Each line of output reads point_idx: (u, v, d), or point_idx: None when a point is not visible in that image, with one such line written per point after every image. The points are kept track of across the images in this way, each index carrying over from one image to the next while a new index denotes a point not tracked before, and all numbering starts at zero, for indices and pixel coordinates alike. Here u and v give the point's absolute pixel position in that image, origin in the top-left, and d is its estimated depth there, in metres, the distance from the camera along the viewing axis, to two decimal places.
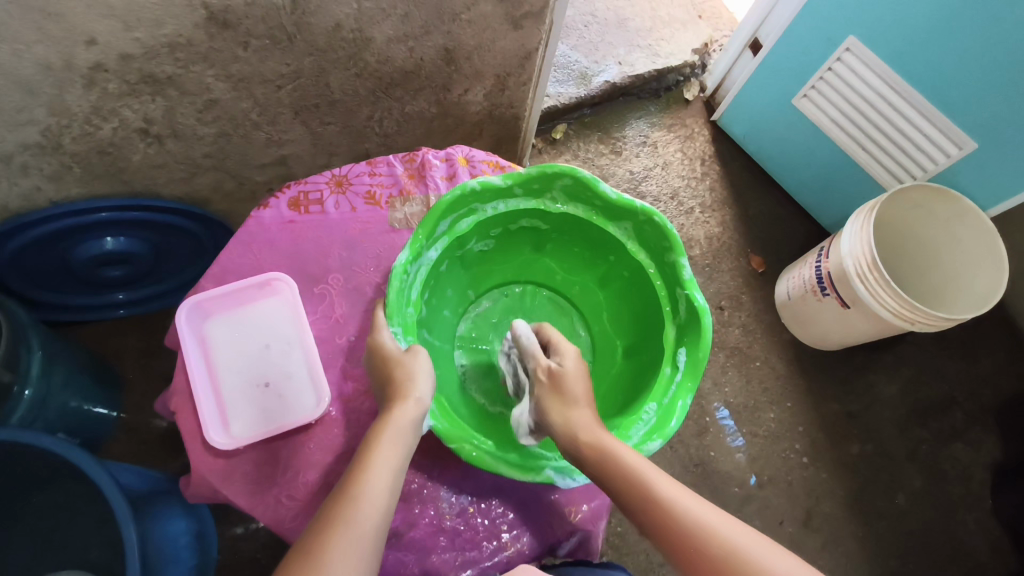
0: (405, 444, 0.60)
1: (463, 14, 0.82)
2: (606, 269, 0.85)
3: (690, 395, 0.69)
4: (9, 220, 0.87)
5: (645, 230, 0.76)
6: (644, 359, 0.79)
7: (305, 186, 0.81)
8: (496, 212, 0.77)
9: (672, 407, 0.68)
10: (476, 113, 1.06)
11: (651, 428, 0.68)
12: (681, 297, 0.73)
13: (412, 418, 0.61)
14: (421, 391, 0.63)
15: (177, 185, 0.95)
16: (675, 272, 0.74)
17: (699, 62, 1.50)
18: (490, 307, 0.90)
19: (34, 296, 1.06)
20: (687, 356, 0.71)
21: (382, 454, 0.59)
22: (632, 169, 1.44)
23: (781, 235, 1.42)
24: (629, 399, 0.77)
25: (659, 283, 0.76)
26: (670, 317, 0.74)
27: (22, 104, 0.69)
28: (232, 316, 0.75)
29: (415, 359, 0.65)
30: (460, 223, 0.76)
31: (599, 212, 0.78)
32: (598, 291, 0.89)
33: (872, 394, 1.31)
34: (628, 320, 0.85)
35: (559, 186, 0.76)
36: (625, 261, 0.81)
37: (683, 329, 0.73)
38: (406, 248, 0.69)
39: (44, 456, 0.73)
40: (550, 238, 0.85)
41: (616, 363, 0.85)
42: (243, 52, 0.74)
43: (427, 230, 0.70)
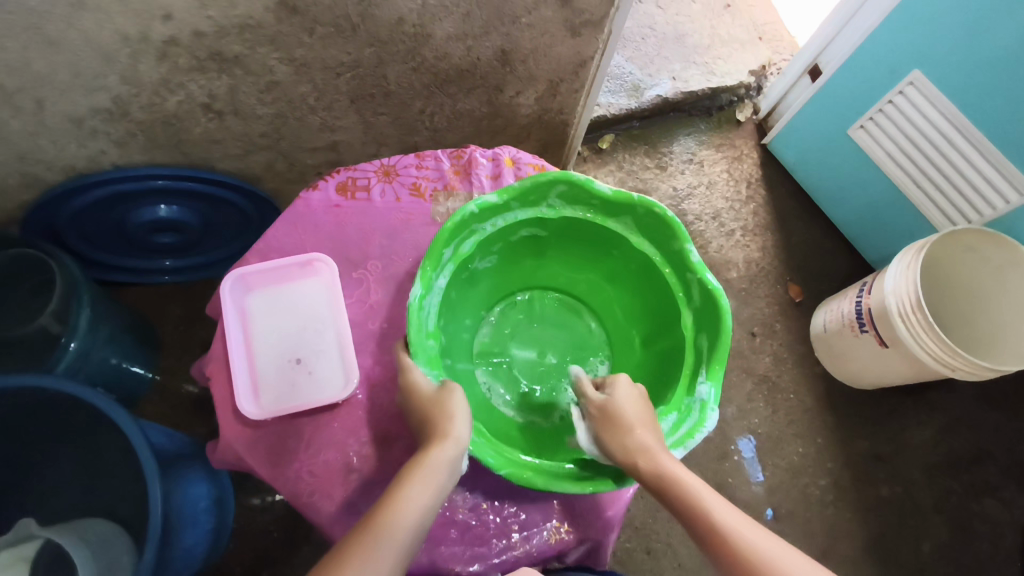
0: (439, 486, 0.58)
1: (523, 17, 0.83)
2: (609, 264, 0.74)
3: (720, 380, 0.60)
4: (73, 180, 0.91)
5: (646, 222, 0.66)
6: (662, 350, 0.70)
7: (353, 172, 0.79)
8: (497, 229, 0.68)
9: (705, 401, 0.60)
10: (526, 116, 1.07)
11: (673, 427, 0.63)
12: (691, 282, 0.64)
13: (448, 460, 0.59)
14: (460, 429, 0.60)
15: (232, 161, 0.99)
16: (681, 257, 0.65)
17: (754, 84, 1.48)
18: (498, 318, 0.82)
19: (89, 255, 1.10)
20: (707, 343, 0.63)
21: (412, 492, 0.57)
22: (675, 186, 1.43)
23: (823, 266, 1.40)
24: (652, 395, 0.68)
25: (667, 271, 0.67)
26: (683, 303, 0.65)
27: (97, 71, 0.73)
28: (274, 292, 0.77)
29: (449, 397, 0.62)
30: (464, 246, 0.68)
31: (597, 210, 0.68)
32: (605, 284, 0.78)
33: (904, 437, 1.27)
34: (640, 311, 0.74)
35: (554, 192, 0.67)
36: (630, 256, 0.70)
37: (699, 317, 0.64)
38: (418, 284, 0.63)
39: (82, 406, 0.76)
40: (549, 245, 0.75)
41: (635, 354, 0.75)
42: (308, 38, 0.77)
43: (433, 262, 0.64)
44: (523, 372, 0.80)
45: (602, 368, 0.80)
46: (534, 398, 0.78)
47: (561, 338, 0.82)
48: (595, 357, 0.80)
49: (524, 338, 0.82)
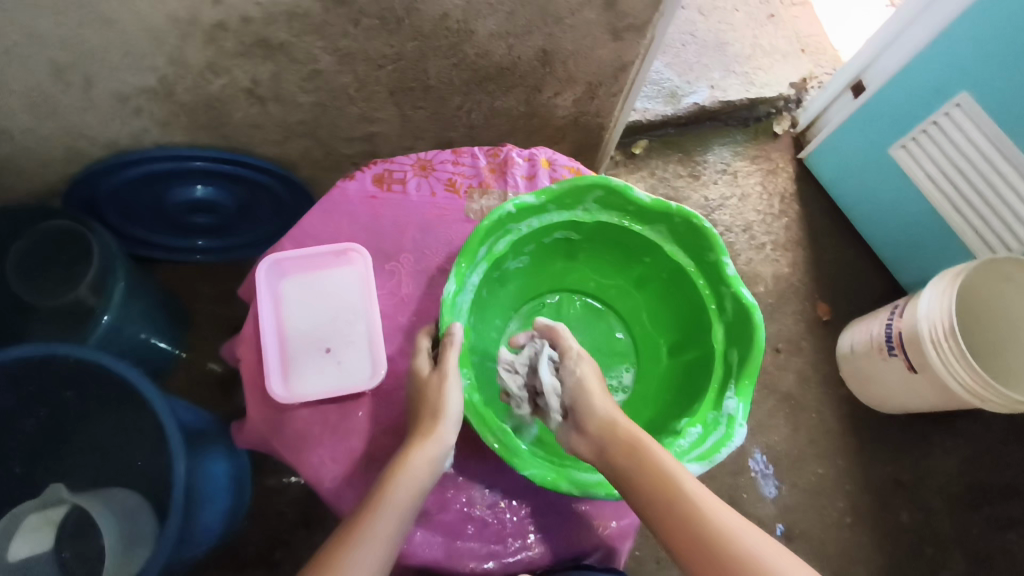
0: (419, 482, 0.60)
1: (567, 19, 0.83)
2: (641, 271, 0.73)
3: (749, 395, 0.59)
4: (116, 156, 0.93)
5: (681, 231, 0.66)
6: (691, 361, 0.68)
7: (391, 164, 0.77)
8: (531, 230, 0.67)
9: (734, 415, 0.59)
10: (562, 117, 1.07)
11: (698, 440, 0.60)
12: (725, 294, 0.64)
13: (431, 458, 0.61)
14: (445, 430, 0.62)
15: (269, 147, 1.00)
16: (716, 269, 0.64)
17: (794, 96, 1.46)
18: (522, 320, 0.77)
19: (126, 231, 1.12)
20: (738, 358, 0.62)
21: (396, 490, 0.59)
22: (707, 196, 1.42)
23: (853, 286, 1.37)
24: (680, 406, 0.66)
25: (700, 283, 0.66)
26: (715, 314, 0.65)
27: (146, 51, 0.74)
28: (308, 278, 0.76)
29: (439, 393, 0.63)
30: (498, 246, 0.67)
31: (633, 216, 0.67)
32: (634, 291, 0.76)
33: (927, 465, 1.25)
34: (669, 320, 0.72)
35: (592, 196, 0.66)
36: (663, 265, 0.69)
37: (731, 330, 0.63)
38: (451, 281, 0.64)
39: (114, 378, 0.78)
40: (580, 248, 0.73)
41: (661, 363, 0.73)
42: (353, 29, 0.77)
43: (468, 259, 0.65)
44: None
45: (626, 376, 0.74)
46: None
47: (586, 344, 0.76)
48: (620, 364, 0.75)
49: None
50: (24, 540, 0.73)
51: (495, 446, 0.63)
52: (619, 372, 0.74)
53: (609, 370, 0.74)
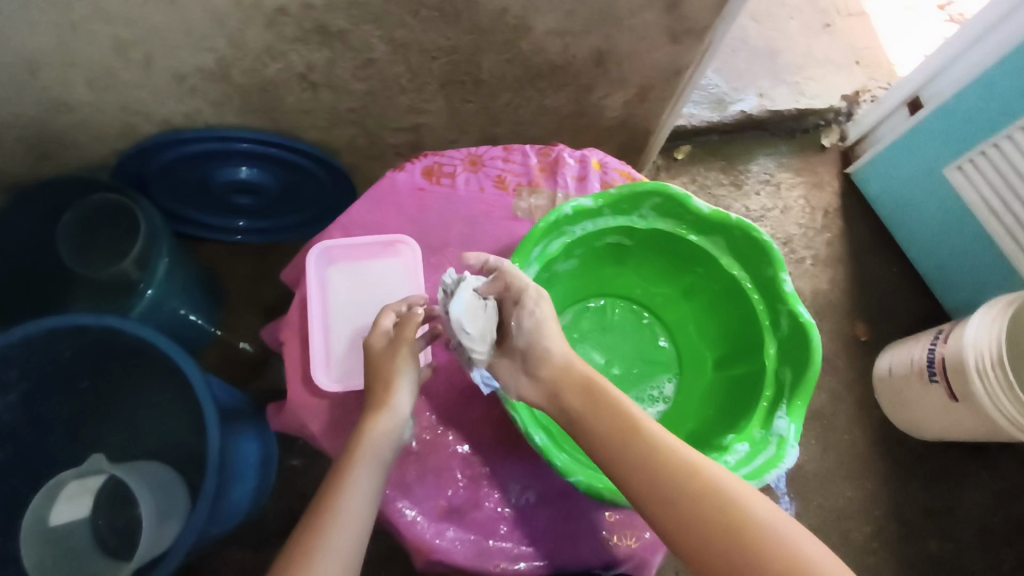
0: (379, 458, 0.61)
1: (626, 19, 0.82)
2: (690, 281, 0.70)
3: (801, 416, 0.57)
4: (168, 134, 0.94)
5: (739, 244, 0.64)
6: (738, 376, 0.65)
7: (442, 157, 0.77)
8: (585, 233, 0.66)
9: (785, 436, 0.57)
10: (610, 118, 1.06)
11: (745, 457, 0.58)
12: (782, 312, 0.61)
13: (387, 433, 0.62)
14: (398, 403, 0.64)
15: (317, 133, 1.00)
16: (773, 285, 0.62)
17: (845, 109, 1.43)
18: (567, 322, 0.73)
19: (171, 207, 1.14)
20: (791, 377, 0.59)
21: (358, 471, 0.60)
22: (749, 206, 1.40)
23: (895, 307, 1.34)
24: (726, 421, 0.63)
25: (755, 297, 0.63)
26: (768, 331, 0.62)
27: (206, 32, 0.74)
28: (354, 268, 0.74)
29: (393, 363, 0.65)
30: (551, 247, 0.66)
31: (690, 226, 0.66)
32: (681, 301, 0.72)
33: (961, 497, 1.21)
34: (717, 333, 0.69)
35: (648, 203, 0.65)
36: (715, 277, 0.67)
37: (785, 349, 0.61)
38: (505, 279, 0.63)
39: (156, 352, 0.79)
40: (631, 255, 0.71)
41: (705, 376, 0.70)
42: (411, 19, 0.77)
43: (521, 258, 0.64)
44: None
45: (668, 387, 0.71)
46: None
47: (629, 351, 0.73)
48: (663, 374, 0.72)
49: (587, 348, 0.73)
50: (67, 506, 0.75)
51: (538, 442, 0.62)
52: (661, 383, 0.71)
53: (652, 380, 0.71)
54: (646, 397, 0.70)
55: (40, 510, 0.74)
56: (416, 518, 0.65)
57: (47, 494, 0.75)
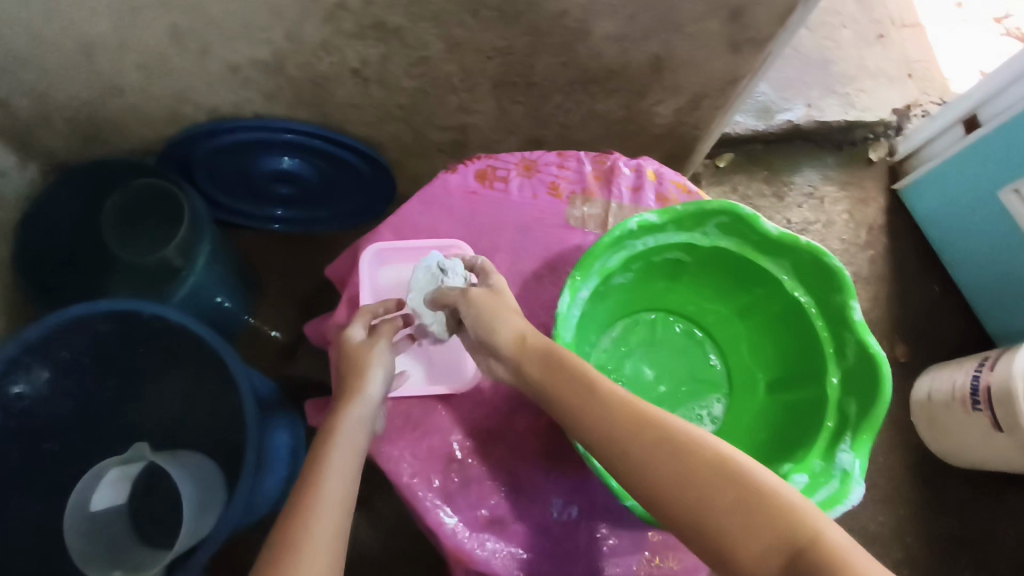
0: (354, 444, 0.58)
1: (687, 27, 0.80)
2: (748, 300, 0.70)
3: (866, 449, 0.56)
4: (216, 123, 0.93)
5: (806, 268, 0.63)
6: (796, 403, 0.65)
7: (495, 160, 0.76)
8: (647, 249, 0.65)
9: (850, 471, 0.55)
10: (658, 125, 1.04)
11: (804, 491, 0.57)
12: (848, 340, 0.61)
13: (362, 414, 0.61)
14: (371, 387, 0.63)
15: (363, 127, 0.99)
16: (841, 312, 0.62)
17: (895, 123, 1.39)
18: (616, 334, 0.73)
19: (211, 195, 1.13)
20: (855, 408, 0.59)
21: (337, 448, 0.57)
22: (791, 219, 1.37)
23: (936, 330, 1.31)
24: (783, 450, 0.62)
25: (820, 324, 0.63)
26: (832, 359, 0.62)
27: (264, 24, 0.74)
28: (404, 270, 0.72)
29: (369, 350, 0.65)
30: (612, 260, 0.65)
31: (755, 246, 0.65)
32: (736, 320, 0.73)
33: (995, 528, 1.19)
34: (773, 355, 0.69)
35: (715, 221, 0.64)
36: (775, 300, 0.67)
37: (849, 379, 0.60)
38: (566, 294, 0.61)
39: (198, 342, 0.79)
40: (688, 272, 0.71)
41: (758, 400, 0.70)
42: (470, 19, 0.75)
43: (583, 273, 0.62)
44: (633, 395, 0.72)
45: (717, 408, 0.71)
46: None
47: (680, 368, 0.73)
48: (712, 394, 0.72)
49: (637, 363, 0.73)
50: (108, 491, 0.77)
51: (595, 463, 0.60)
52: (710, 403, 0.71)
53: (700, 399, 0.71)
54: (695, 415, 0.70)
55: (81, 496, 0.75)
56: (458, 527, 0.65)
57: (88, 480, 0.76)
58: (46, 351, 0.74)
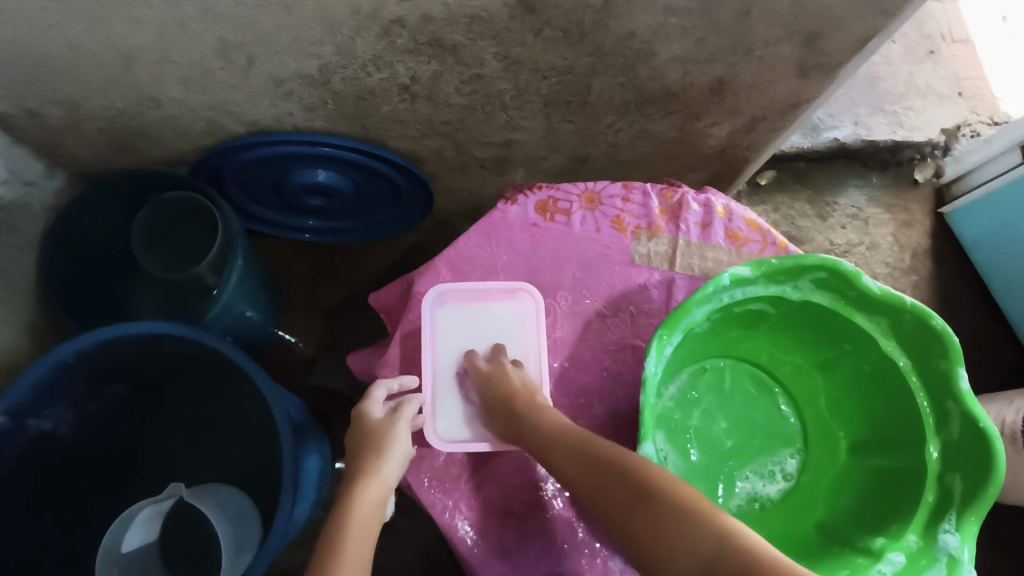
0: (368, 528, 0.55)
1: (758, 50, 0.76)
2: (832, 355, 0.70)
3: (974, 532, 0.56)
4: (257, 136, 0.89)
5: (907, 329, 0.63)
6: (883, 468, 0.65)
7: (556, 192, 0.73)
8: (733, 301, 0.63)
9: (958, 557, 0.55)
10: (711, 146, 0.99)
11: (904, 570, 0.57)
12: (952, 411, 0.61)
13: (377, 500, 0.57)
14: (388, 469, 0.59)
15: (404, 142, 0.95)
16: (944, 378, 0.61)
17: (944, 144, 1.34)
18: (683, 382, 0.72)
19: (239, 203, 1.08)
20: (960, 484, 0.59)
21: (348, 541, 0.53)
22: (834, 240, 1.32)
23: (978, 361, 1.27)
24: (868, 521, 0.63)
25: (919, 390, 0.63)
26: (933, 429, 0.62)
27: (316, 38, 0.70)
28: (467, 309, 0.71)
29: (389, 428, 0.61)
30: (697, 313, 0.62)
31: (850, 302, 0.64)
32: (813, 372, 0.72)
33: None
34: (855, 414, 0.69)
35: (811, 276, 0.63)
36: (864, 357, 0.67)
37: (953, 452, 0.60)
38: (652, 353, 0.58)
39: (231, 367, 0.75)
40: (767, 321, 0.70)
41: (837, 460, 0.69)
42: (532, 38, 0.71)
43: (671, 330, 0.59)
44: (702, 445, 0.70)
45: (790, 464, 0.70)
46: (708, 475, 0.68)
47: (756, 419, 0.72)
48: (785, 449, 0.71)
49: (708, 412, 0.71)
50: (138, 532, 0.77)
51: None
52: (783, 459, 0.71)
53: (774, 454, 0.71)
54: (768, 471, 0.70)
55: (114, 538, 0.76)
56: None
57: (120, 522, 0.77)
58: (71, 382, 0.70)
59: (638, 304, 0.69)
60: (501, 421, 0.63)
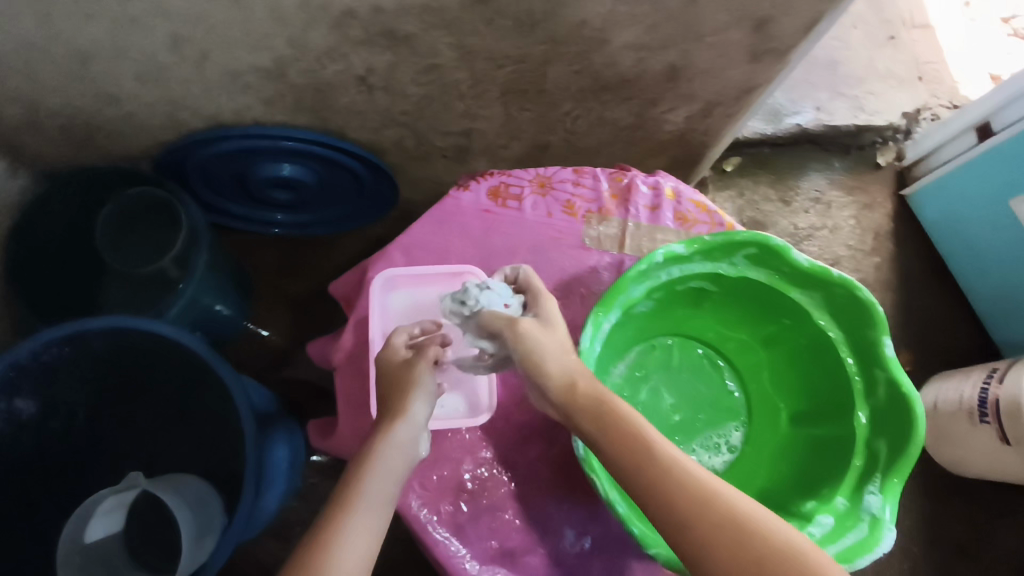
0: (392, 468, 0.57)
1: (708, 36, 0.77)
2: (774, 330, 0.72)
3: (895, 491, 0.58)
4: (215, 130, 0.90)
5: (839, 301, 0.65)
6: (819, 436, 0.68)
7: (508, 178, 0.74)
8: (670, 278, 0.67)
9: (880, 515, 0.58)
10: (668, 132, 1.01)
11: (831, 532, 0.59)
12: (880, 378, 0.63)
13: (403, 441, 0.58)
14: (415, 410, 0.60)
15: (366, 133, 0.96)
16: (872, 347, 0.64)
17: (905, 127, 1.37)
18: (632, 361, 0.74)
19: (204, 197, 1.09)
20: (885, 447, 0.61)
21: (369, 479, 0.55)
22: (796, 224, 1.35)
23: (938, 338, 1.30)
24: (803, 487, 0.65)
25: (849, 358, 0.65)
26: (863, 395, 0.64)
27: (269, 31, 0.70)
28: (417, 295, 0.71)
29: (416, 370, 0.63)
30: (635, 290, 0.66)
31: (784, 277, 0.67)
32: (757, 348, 0.75)
33: (993, 534, 1.20)
34: (795, 386, 0.72)
35: (743, 253, 0.66)
36: (802, 330, 0.69)
37: (880, 416, 0.63)
38: (586, 327, 0.63)
39: (192, 358, 0.76)
40: (710, 299, 0.72)
41: (779, 432, 0.72)
42: (484, 27, 0.72)
43: (606, 307, 0.63)
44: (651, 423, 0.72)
45: (735, 436, 0.73)
46: None
47: (703, 393, 0.75)
48: (730, 422, 0.74)
49: (657, 389, 0.74)
50: (101, 524, 0.76)
51: (618, 510, 0.58)
52: (728, 432, 0.73)
53: (719, 428, 0.73)
54: (714, 444, 0.73)
55: (75, 530, 0.75)
56: (468, 561, 0.63)
57: (82, 513, 0.76)
58: (31, 374, 0.71)
59: (588, 286, 0.71)
60: (579, 405, 0.59)
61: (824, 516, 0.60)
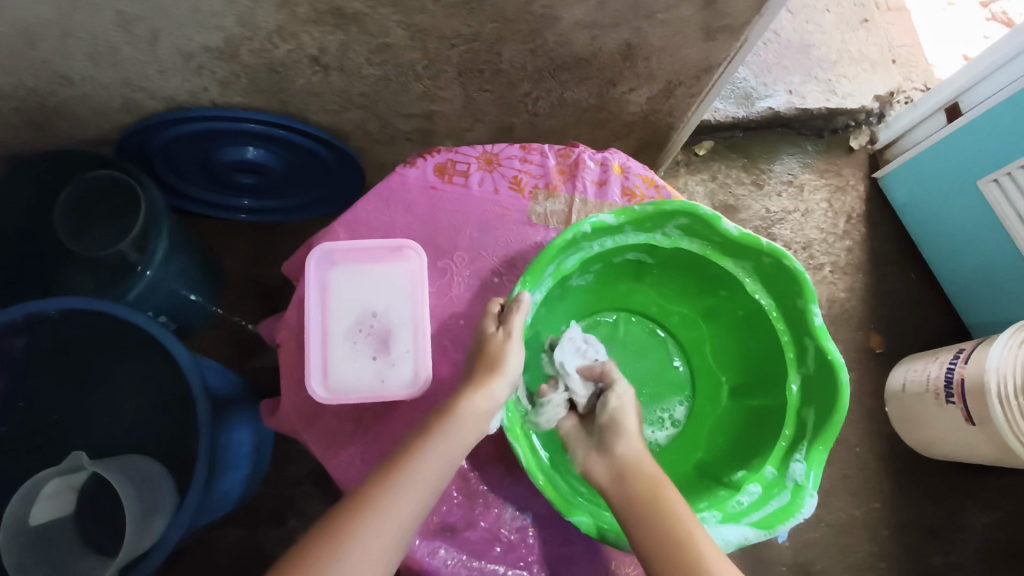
0: (465, 434, 0.60)
1: (659, 13, 0.76)
2: (714, 303, 0.77)
3: (820, 460, 0.64)
4: (173, 112, 0.90)
5: (768, 271, 0.70)
6: (755, 407, 0.73)
7: (455, 155, 0.77)
8: (602, 249, 0.71)
9: (802, 483, 0.63)
10: (632, 113, 1.01)
11: (758, 499, 0.64)
12: (809, 347, 0.68)
13: (481, 407, 0.61)
14: (499, 384, 0.63)
15: (326, 116, 0.95)
16: (803, 316, 0.68)
17: (877, 110, 1.36)
18: None
19: (170, 181, 1.09)
20: (813, 416, 0.66)
21: (441, 438, 0.59)
22: (769, 207, 1.35)
23: (909, 321, 1.31)
24: (739, 457, 0.71)
25: (781, 326, 0.70)
26: (794, 364, 0.69)
27: (215, 10, 0.70)
28: (359, 270, 0.72)
29: (506, 342, 0.64)
30: (566, 262, 0.70)
31: (716, 247, 0.71)
32: (700, 322, 0.81)
33: (962, 516, 1.20)
34: (734, 358, 0.78)
35: (674, 223, 0.70)
36: (739, 301, 0.74)
37: (809, 383, 0.67)
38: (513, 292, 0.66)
39: (146, 338, 0.76)
40: (650, 272, 0.78)
41: (720, 404, 0.78)
42: (431, 5, 0.72)
43: (534, 276, 0.67)
44: None
45: (679, 411, 0.79)
46: None
47: (646, 367, 0.81)
48: (674, 397, 0.80)
49: None
50: (46, 504, 0.78)
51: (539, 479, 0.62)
52: (672, 406, 0.79)
53: (662, 403, 0.80)
54: (657, 418, 0.79)
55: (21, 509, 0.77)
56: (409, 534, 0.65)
57: (26, 493, 0.77)
58: None
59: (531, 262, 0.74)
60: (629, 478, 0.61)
61: (753, 486, 0.65)
